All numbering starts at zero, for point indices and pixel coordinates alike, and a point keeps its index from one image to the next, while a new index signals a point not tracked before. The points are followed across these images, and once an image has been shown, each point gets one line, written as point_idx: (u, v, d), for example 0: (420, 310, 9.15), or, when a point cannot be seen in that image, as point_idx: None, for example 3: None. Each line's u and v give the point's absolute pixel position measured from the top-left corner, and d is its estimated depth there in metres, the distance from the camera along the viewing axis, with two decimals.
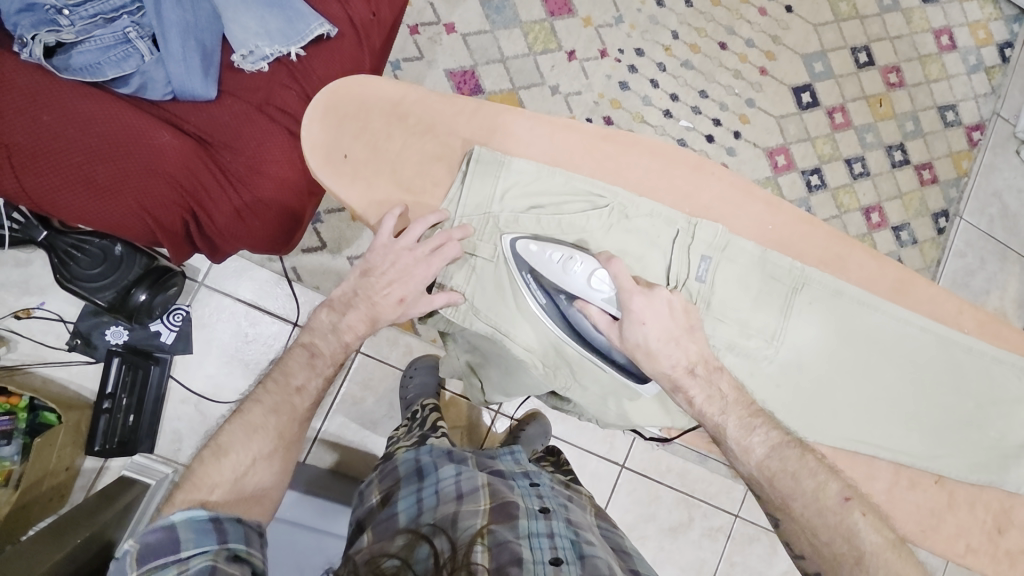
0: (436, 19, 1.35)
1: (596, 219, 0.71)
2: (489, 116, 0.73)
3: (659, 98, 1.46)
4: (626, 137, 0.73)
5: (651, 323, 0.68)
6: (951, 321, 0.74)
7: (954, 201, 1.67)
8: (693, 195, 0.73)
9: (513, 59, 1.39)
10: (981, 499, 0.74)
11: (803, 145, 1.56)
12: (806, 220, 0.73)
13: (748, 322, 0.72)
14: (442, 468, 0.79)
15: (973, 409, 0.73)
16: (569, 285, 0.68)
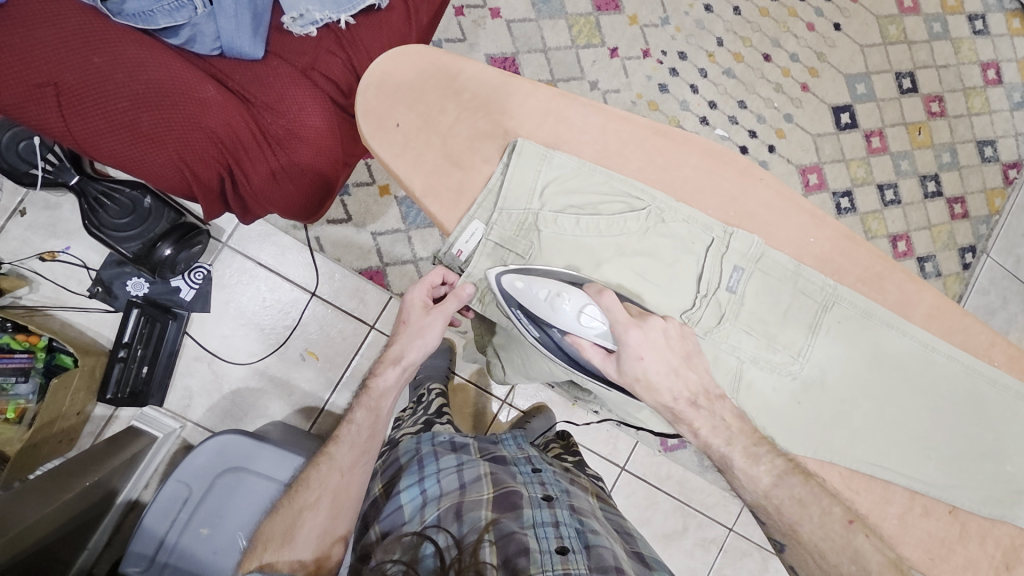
0: (482, 2, 1.34)
1: (633, 221, 0.71)
2: (540, 99, 0.72)
3: (697, 104, 1.45)
4: (678, 134, 0.73)
5: (648, 356, 0.66)
6: (981, 353, 0.73)
7: (983, 238, 1.65)
8: (738, 200, 0.72)
9: (554, 51, 1.38)
10: (993, 534, 0.73)
11: (836, 166, 1.54)
12: (847, 237, 0.72)
13: (774, 336, 0.71)
14: (443, 458, 0.79)
15: (991, 441, 0.72)
16: (559, 322, 0.66)
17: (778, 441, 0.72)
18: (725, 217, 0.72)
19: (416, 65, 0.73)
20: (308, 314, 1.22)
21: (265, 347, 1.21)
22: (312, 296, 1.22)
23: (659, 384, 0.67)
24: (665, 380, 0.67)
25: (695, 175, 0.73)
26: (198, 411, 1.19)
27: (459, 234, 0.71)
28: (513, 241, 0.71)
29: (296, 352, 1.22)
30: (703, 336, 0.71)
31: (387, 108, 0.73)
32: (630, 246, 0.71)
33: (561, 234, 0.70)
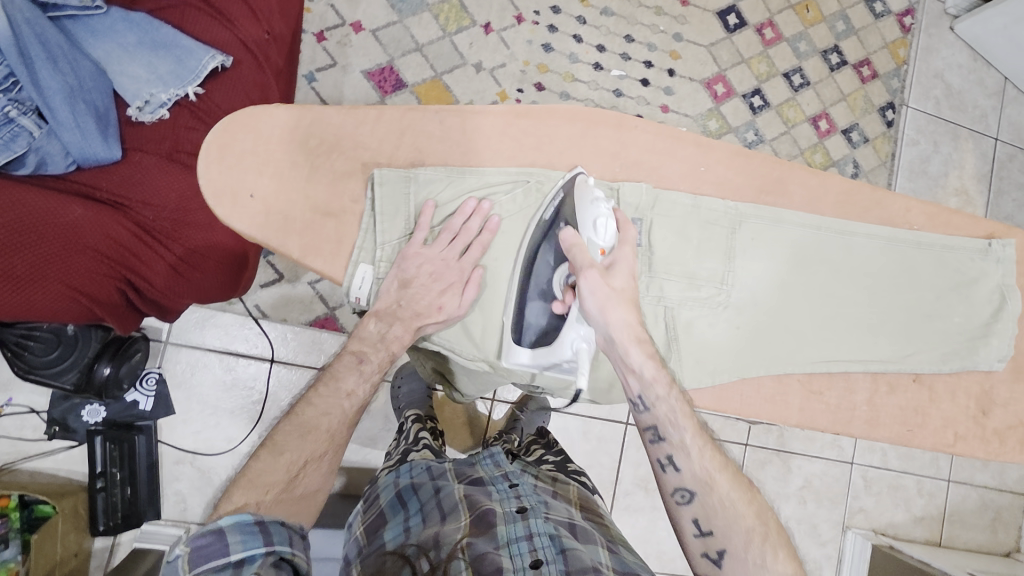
0: (341, 20, 1.28)
1: (510, 204, 0.73)
2: (397, 118, 0.72)
3: (585, 53, 1.43)
4: (540, 109, 0.73)
5: (615, 277, 0.69)
6: (898, 221, 0.75)
7: (897, 92, 1.68)
8: (621, 153, 0.73)
9: (429, 45, 1.34)
10: (959, 387, 0.76)
11: (738, 69, 1.54)
12: (738, 154, 0.73)
13: (694, 274, 0.72)
14: (421, 489, 0.85)
15: (932, 301, 0.74)
16: (583, 208, 0.69)
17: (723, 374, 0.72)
18: (613, 172, 0.73)
19: (255, 127, 0.70)
20: (273, 383, 1.21)
21: (242, 427, 1.19)
22: (271, 363, 1.20)
23: (604, 302, 0.67)
24: (613, 300, 0.68)
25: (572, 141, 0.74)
26: (198, 511, 1.18)
27: (351, 281, 0.71)
28: (388, 271, 0.71)
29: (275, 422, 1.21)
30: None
31: (239, 179, 0.70)
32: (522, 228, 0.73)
33: (444, 247, 0.70)
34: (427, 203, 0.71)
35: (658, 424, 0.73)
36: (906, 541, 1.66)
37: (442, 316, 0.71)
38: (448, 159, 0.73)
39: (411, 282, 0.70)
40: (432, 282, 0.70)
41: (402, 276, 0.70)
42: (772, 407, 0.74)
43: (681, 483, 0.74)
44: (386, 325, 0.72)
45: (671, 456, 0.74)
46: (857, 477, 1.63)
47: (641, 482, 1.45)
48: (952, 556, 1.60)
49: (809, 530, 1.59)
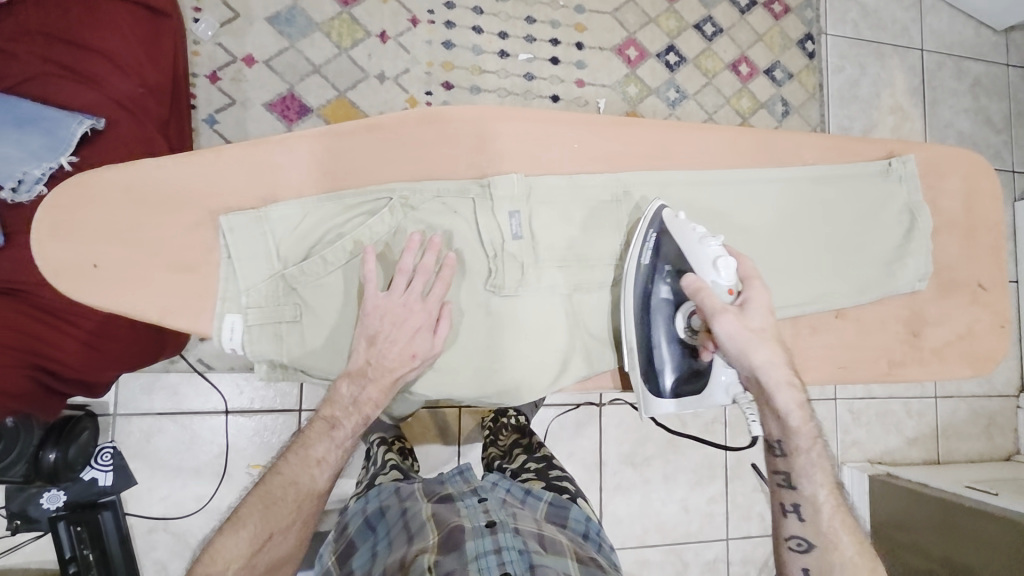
0: (230, 57, 1.25)
1: (379, 223, 0.77)
2: (264, 155, 0.78)
3: (488, 43, 1.41)
4: (391, 120, 0.78)
5: (753, 316, 0.75)
6: (796, 158, 0.85)
7: (813, 22, 1.66)
8: (486, 144, 0.80)
9: (326, 65, 1.31)
10: (888, 314, 0.87)
11: (647, 30, 1.52)
12: (612, 124, 0.82)
13: (584, 254, 0.82)
14: (389, 514, 0.90)
15: (852, 232, 0.84)
16: (692, 248, 0.78)
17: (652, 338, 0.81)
18: (483, 166, 0.80)
19: (92, 196, 0.75)
20: (231, 433, 1.19)
21: (208, 483, 1.18)
22: (227, 413, 1.19)
23: (749, 347, 0.75)
24: (756, 345, 0.74)
25: (434, 142, 0.80)
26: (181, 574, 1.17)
27: (222, 333, 0.76)
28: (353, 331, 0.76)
29: (244, 472, 1.19)
30: (515, 291, 0.79)
31: (83, 253, 0.75)
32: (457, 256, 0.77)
33: (402, 289, 0.74)
34: (366, 248, 0.75)
35: (792, 471, 0.79)
36: (905, 465, 1.65)
37: (417, 355, 0.74)
38: (325, 185, 0.79)
39: (376, 337, 0.74)
40: (399, 326, 0.74)
41: (368, 332, 0.73)
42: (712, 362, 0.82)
43: (801, 532, 0.79)
44: (361, 381, 0.74)
45: (798, 504, 0.79)
46: (844, 412, 1.61)
47: (627, 459, 1.44)
48: (952, 471, 1.59)
49: None
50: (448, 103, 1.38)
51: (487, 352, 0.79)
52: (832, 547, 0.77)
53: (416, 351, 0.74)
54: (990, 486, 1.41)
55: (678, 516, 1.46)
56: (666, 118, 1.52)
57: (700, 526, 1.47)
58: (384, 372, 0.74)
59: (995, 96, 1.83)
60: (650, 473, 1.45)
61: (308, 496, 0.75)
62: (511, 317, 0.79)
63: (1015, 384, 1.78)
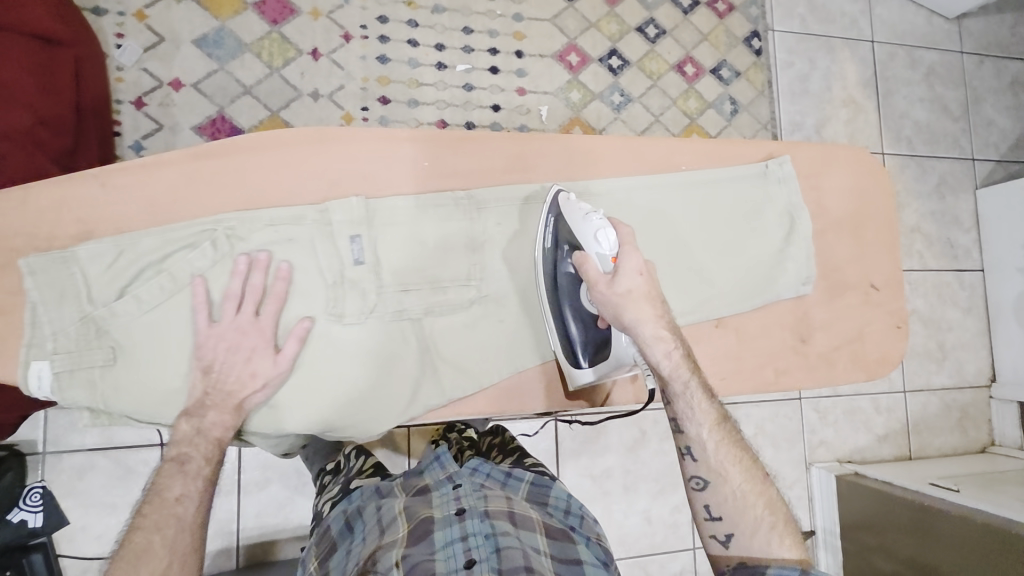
0: (157, 82, 1.24)
1: (200, 258, 0.72)
2: (81, 192, 0.73)
3: (425, 55, 1.39)
4: (215, 147, 0.75)
5: (630, 277, 0.75)
6: (666, 161, 0.87)
7: (759, 19, 1.64)
8: (322, 168, 0.76)
9: (257, 85, 1.29)
10: (776, 319, 0.89)
11: (588, 34, 1.50)
12: (462, 139, 0.80)
13: (440, 277, 0.78)
14: (365, 512, 0.89)
15: (721, 237, 0.87)
16: (577, 226, 0.77)
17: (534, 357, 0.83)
18: (321, 192, 0.77)
19: None
20: None
21: None
22: (161, 447, 1.16)
23: (623, 306, 0.75)
24: (629, 304, 0.75)
25: (265, 166, 0.75)
26: None
27: (30, 380, 0.69)
28: (190, 363, 0.71)
29: None
30: (359, 321, 0.74)
31: None
32: (291, 270, 0.72)
33: (234, 314, 0.71)
34: (196, 279, 0.70)
35: (676, 416, 0.80)
36: (876, 463, 1.62)
37: (256, 382, 0.70)
38: (151, 217, 0.74)
39: (211, 369, 0.70)
40: (235, 355, 0.70)
41: (202, 363, 0.70)
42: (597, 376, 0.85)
43: (696, 471, 0.80)
44: (199, 418, 0.69)
45: (690, 447, 0.81)
46: (811, 412, 1.58)
47: (584, 471, 1.41)
48: (924, 467, 1.56)
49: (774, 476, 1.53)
50: (385, 118, 1.36)
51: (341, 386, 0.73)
52: (730, 488, 0.79)
53: (256, 378, 0.71)
54: (954, 483, 1.39)
55: (642, 528, 1.43)
56: (612, 122, 1.50)
57: (665, 537, 1.44)
58: (226, 403, 0.70)
59: (950, 84, 1.81)
60: (609, 485, 1.42)
61: (182, 528, 0.69)
62: (358, 351, 0.73)
63: (986, 374, 1.75)
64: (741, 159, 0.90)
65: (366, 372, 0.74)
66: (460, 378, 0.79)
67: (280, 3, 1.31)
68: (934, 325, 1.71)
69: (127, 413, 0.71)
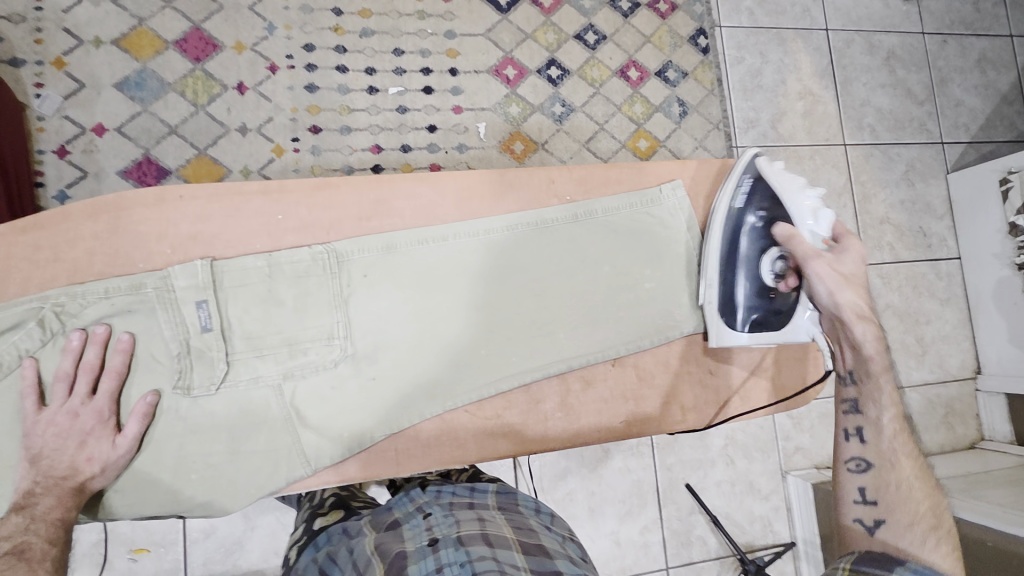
0: (79, 129, 1.22)
1: (26, 340, 0.73)
2: None
3: (355, 81, 1.36)
4: (50, 219, 0.77)
5: (840, 257, 0.86)
6: (546, 194, 0.91)
7: (704, 16, 1.59)
8: (169, 231, 0.79)
9: (183, 124, 1.27)
10: (676, 350, 0.94)
11: (525, 46, 1.47)
12: (321, 186, 0.84)
13: (295, 337, 0.79)
14: (337, 557, 0.80)
15: (588, 278, 0.90)
16: (793, 198, 0.89)
17: (406, 417, 0.83)
18: (166, 257, 0.79)
19: None
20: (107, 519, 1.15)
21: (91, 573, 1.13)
22: None
23: (835, 285, 0.84)
24: (837, 286, 0.84)
25: (110, 235, 0.78)
26: None
27: None
28: (16, 453, 0.73)
29: (124, 557, 1.15)
30: (208, 391, 0.76)
31: None
32: (132, 342, 0.75)
33: (64, 398, 0.73)
34: (25, 362, 0.72)
35: (858, 396, 0.86)
36: None
37: (93, 467, 0.73)
38: None
39: (40, 455, 0.72)
40: (65, 442, 0.73)
41: (30, 452, 0.72)
42: (479, 424, 0.86)
43: (860, 453, 0.84)
44: (30, 508, 0.70)
45: (861, 427, 0.85)
46: (784, 418, 1.52)
47: (547, 495, 1.36)
48: None
49: (748, 488, 1.47)
50: (317, 147, 1.34)
51: (187, 458, 0.77)
52: (890, 477, 0.81)
53: (90, 463, 0.73)
54: None
55: (610, 552, 1.38)
56: (554, 134, 1.46)
57: (635, 559, 1.39)
58: (60, 487, 0.72)
59: (912, 67, 1.75)
60: (574, 509, 1.37)
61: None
62: (214, 420, 0.77)
63: (970, 366, 1.68)
64: (635, 182, 0.94)
65: (217, 439, 0.77)
66: (317, 441, 0.80)
67: (201, 39, 1.29)
68: (910, 319, 1.65)
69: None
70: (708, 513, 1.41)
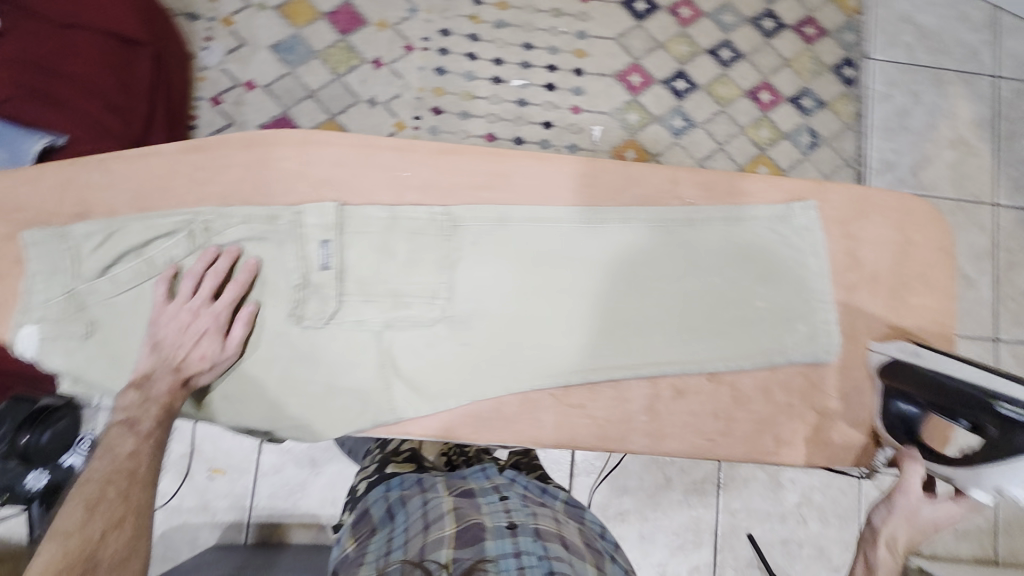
0: (233, 82, 1.34)
1: (178, 248, 0.81)
2: (75, 176, 0.82)
3: (482, 69, 1.40)
4: (210, 142, 0.82)
5: (933, 509, 0.80)
6: (671, 194, 0.87)
7: (854, 46, 1.49)
8: (304, 171, 0.83)
9: (321, 90, 1.36)
10: (777, 380, 0.87)
11: (655, 55, 1.44)
12: (447, 151, 0.85)
13: (400, 290, 0.82)
14: (410, 503, 0.82)
15: (697, 286, 0.87)
16: (1001, 472, 0.71)
17: (492, 388, 0.83)
18: (300, 194, 0.82)
19: None
20: (196, 435, 1.25)
21: (172, 481, 1.24)
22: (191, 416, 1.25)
23: (899, 513, 0.81)
24: (899, 516, 0.81)
25: (256, 167, 0.83)
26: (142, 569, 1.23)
27: (19, 343, 0.78)
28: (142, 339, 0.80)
29: (203, 475, 1.25)
30: (318, 323, 0.81)
31: None
32: (259, 267, 0.81)
33: (190, 298, 0.79)
34: (169, 266, 0.80)
35: None
36: (950, 562, 1.39)
37: (203, 364, 0.78)
38: (141, 205, 0.82)
39: (162, 343, 0.78)
40: (184, 335, 0.79)
41: (153, 339, 0.78)
42: (560, 411, 0.85)
43: None
44: (146, 388, 0.77)
45: None
46: (871, 488, 1.38)
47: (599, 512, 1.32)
48: None
49: (817, 554, 1.35)
50: (436, 128, 1.38)
51: (284, 384, 0.82)
52: None
53: (201, 360, 0.79)
54: None
55: None
56: (669, 147, 1.42)
57: None
58: (174, 377, 0.78)
59: None
60: (624, 532, 1.32)
61: (135, 482, 0.73)
62: (315, 352, 0.82)
63: None
64: (767, 196, 0.89)
65: (316, 371, 0.82)
66: (407, 392, 0.82)
67: (351, 14, 1.38)
68: None
69: (93, 380, 0.79)
70: (768, 569, 1.31)
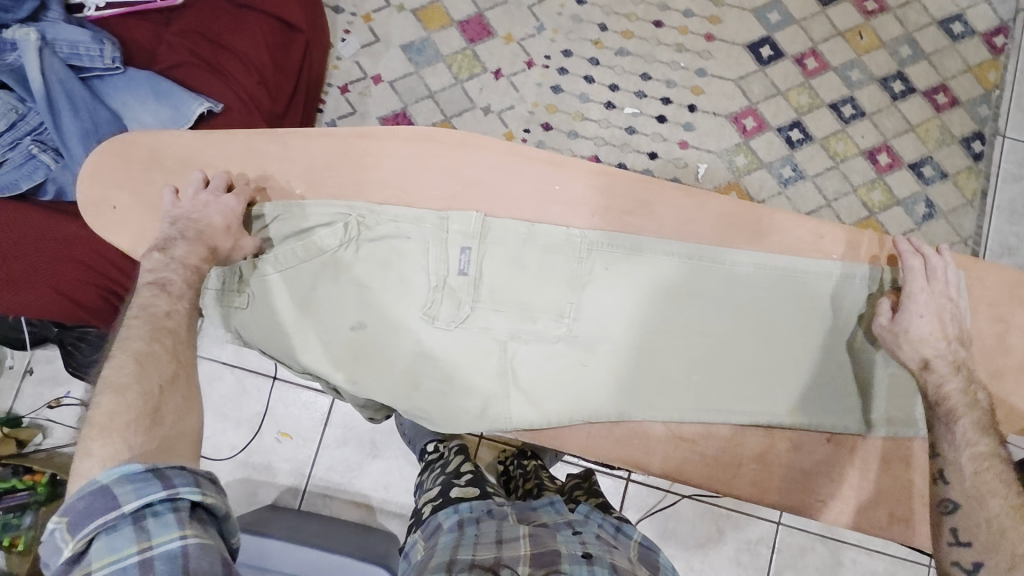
0: (363, 74, 1.42)
1: (330, 239, 0.85)
2: (249, 143, 0.89)
3: (597, 92, 1.42)
4: (378, 133, 0.88)
5: None
6: (814, 248, 0.87)
7: (987, 121, 1.42)
8: (459, 169, 0.88)
9: (441, 92, 1.42)
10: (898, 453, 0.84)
11: (773, 101, 1.42)
12: (597, 171, 0.87)
13: (531, 302, 0.85)
14: (483, 522, 0.84)
15: (827, 347, 0.86)
16: None
17: (607, 412, 0.84)
18: (452, 191, 0.87)
19: (125, 151, 0.89)
20: (273, 397, 1.32)
21: (243, 436, 1.31)
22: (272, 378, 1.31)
23: None
24: None
25: (417, 162, 0.88)
26: None
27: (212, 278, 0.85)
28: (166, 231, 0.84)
29: (272, 436, 1.31)
30: (448, 326, 0.84)
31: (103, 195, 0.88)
32: (405, 255, 0.85)
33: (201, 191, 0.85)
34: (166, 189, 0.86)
35: None
36: None
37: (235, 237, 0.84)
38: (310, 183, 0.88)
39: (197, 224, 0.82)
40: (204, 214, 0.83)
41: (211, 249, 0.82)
42: (667, 448, 0.85)
43: None
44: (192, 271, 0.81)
45: None
46: None
47: None
48: None
49: None
50: (543, 143, 1.41)
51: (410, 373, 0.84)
52: None
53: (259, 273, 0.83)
54: None
55: None
56: (774, 195, 1.39)
57: None
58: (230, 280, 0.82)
59: None
60: None
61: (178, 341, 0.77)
62: (444, 350, 0.84)
63: None
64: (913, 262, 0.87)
65: (438, 369, 0.84)
66: (523, 402, 0.84)
67: (480, 25, 1.44)
68: None
69: (251, 340, 0.85)
70: None
